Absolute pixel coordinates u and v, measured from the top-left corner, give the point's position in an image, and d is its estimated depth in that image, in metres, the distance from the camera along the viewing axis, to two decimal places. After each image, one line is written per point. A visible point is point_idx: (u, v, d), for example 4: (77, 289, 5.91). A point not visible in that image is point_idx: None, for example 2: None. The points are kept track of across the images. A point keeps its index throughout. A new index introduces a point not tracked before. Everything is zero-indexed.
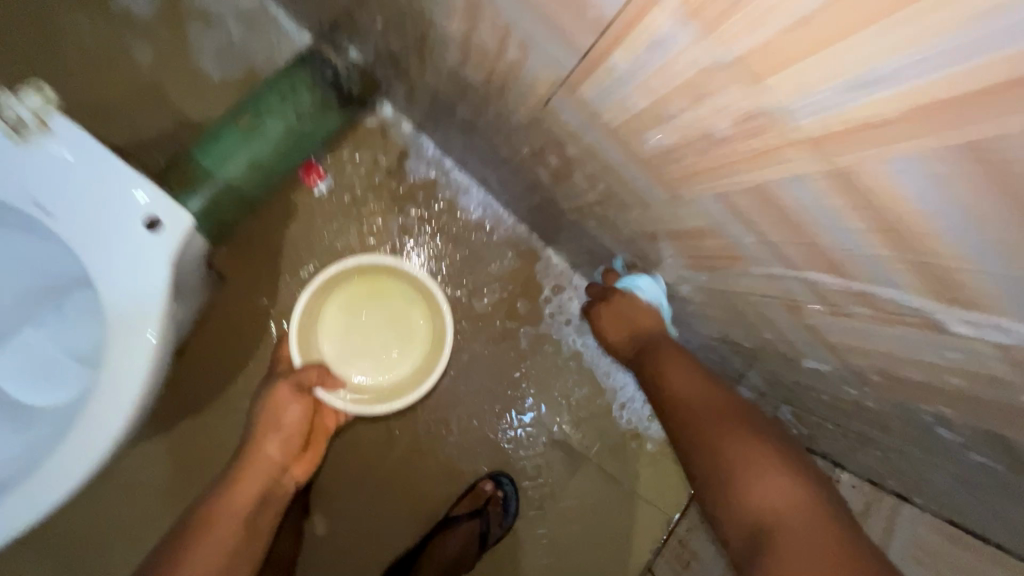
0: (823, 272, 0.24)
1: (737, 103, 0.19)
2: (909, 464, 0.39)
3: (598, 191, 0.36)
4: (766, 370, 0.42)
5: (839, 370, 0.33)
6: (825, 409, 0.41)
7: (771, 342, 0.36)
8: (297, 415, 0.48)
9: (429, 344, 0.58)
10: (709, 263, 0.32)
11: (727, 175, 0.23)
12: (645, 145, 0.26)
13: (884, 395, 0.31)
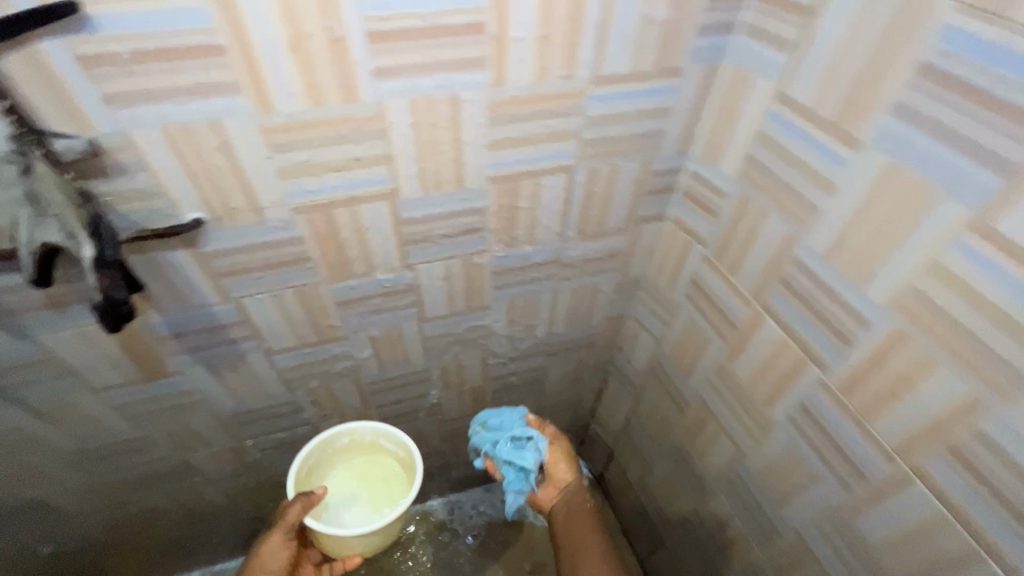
0: (478, 308, 1.13)
1: (435, 304, 1.07)
2: (557, 324, 1.27)
3: (434, 346, 1.21)
4: (510, 346, 1.29)
5: (510, 322, 1.21)
6: (529, 340, 1.29)
7: (497, 336, 1.24)
8: (277, 561, 1.08)
9: (399, 488, 1.21)
10: (472, 327, 1.19)
11: (449, 311, 1.11)
12: (430, 325, 1.13)
13: (522, 314, 1.20)
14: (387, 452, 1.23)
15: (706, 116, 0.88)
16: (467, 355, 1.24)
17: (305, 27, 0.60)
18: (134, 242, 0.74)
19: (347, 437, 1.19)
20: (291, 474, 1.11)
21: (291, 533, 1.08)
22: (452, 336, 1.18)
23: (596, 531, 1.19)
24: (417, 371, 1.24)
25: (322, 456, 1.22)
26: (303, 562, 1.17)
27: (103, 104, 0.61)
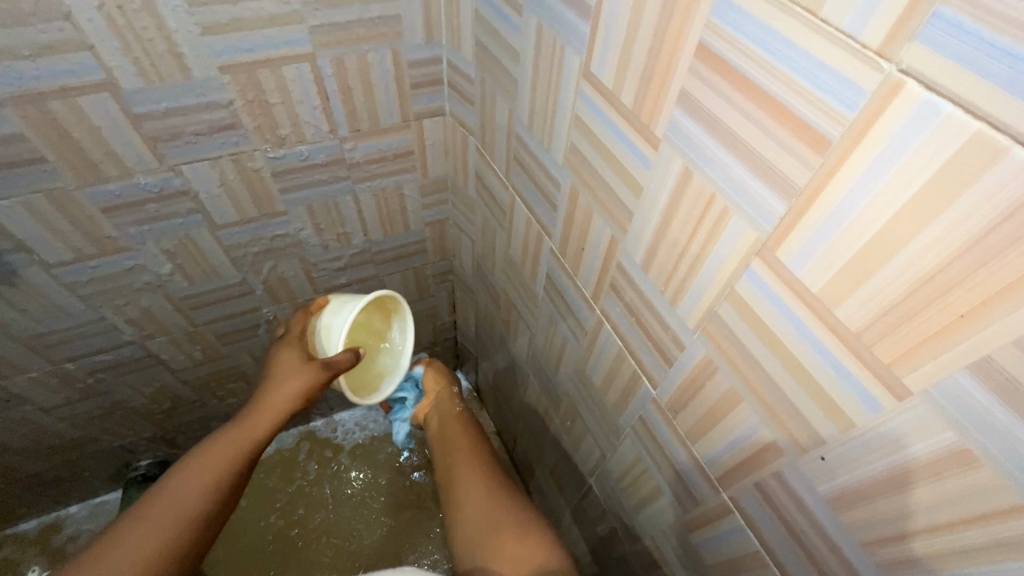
0: (276, 216, 1.15)
1: (223, 213, 1.09)
2: (374, 232, 1.31)
3: (246, 263, 1.22)
4: (332, 258, 1.32)
5: (320, 232, 1.24)
6: (350, 250, 1.33)
7: (312, 248, 1.26)
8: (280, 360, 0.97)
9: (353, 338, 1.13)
10: (279, 239, 1.21)
11: (243, 222, 1.13)
12: (229, 236, 1.14)
13: (330, 224, 1.23)
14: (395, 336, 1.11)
15: (439, 2, 0.90)
16: (284, 266, 1.27)
17: None
18: None
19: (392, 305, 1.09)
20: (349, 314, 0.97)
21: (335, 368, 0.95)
22: (260, 248, 1.20)
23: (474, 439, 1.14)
24: (234, 286, 1.26)
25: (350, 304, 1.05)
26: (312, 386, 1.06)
27: None
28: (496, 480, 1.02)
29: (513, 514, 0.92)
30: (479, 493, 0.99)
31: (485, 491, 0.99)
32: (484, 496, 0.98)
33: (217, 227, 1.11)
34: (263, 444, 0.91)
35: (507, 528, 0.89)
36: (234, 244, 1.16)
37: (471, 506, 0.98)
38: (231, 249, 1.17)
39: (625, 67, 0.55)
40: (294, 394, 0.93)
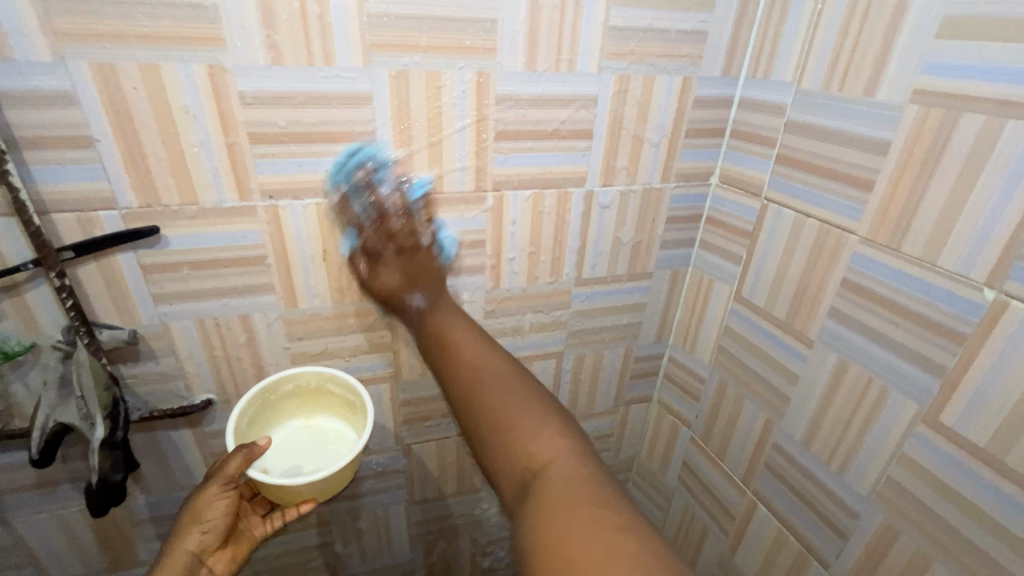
0: (470, 494, 1.10)
1: (426, 490, 1.05)
2: None
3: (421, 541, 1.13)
4: (501, 537, 1.22)
5: (502, 510, 1.16)
6: (522, 530, 1.22)
7: (488, 526, 1.17)
8: (214, 511, 0.66)
9: (324, 436, 0.80)
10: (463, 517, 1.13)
11: (440, 500, 1.08)
12: (420, 513, 1.08)
13: (515, 501, 1.16)
14: (337, 401, 0.79)
15: (677, 313, 0.99)
16: (456, 546, 1.17)
17: (337, 243, 0.73)
18: (142, 422, 0.76)
19: (292, 382, 0.77)
20: (232, 418, 0.69)
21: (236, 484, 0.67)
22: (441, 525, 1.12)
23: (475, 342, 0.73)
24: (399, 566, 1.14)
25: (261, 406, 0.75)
26: (251, 525, 0.73)
27: (150, 299, 0.69)
28: (538, 418, 0.63)
29: (552, 457, 0.59)
30: (530, 435, 0.61)
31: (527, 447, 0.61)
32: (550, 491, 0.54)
33: (414, 503, 1.06)
34: None
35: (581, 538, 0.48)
36: (421, 521, 1.10)
37: (551, 529, 0.50)
38: (416, 526, 1.10)
39: (1014, 435, 0.55)
40: (188, 539, 0.66)
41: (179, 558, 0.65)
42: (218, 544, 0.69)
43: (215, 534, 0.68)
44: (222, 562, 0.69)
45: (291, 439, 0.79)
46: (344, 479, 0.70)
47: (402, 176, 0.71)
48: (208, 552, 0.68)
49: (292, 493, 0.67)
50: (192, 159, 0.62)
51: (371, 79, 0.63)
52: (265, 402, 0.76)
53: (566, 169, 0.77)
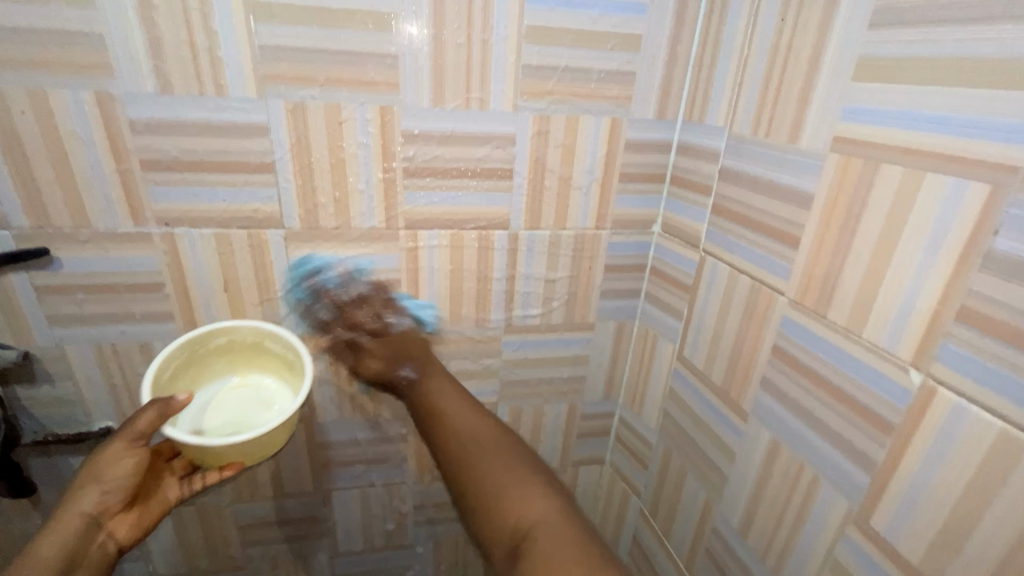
0: (399, 551, 1.02)
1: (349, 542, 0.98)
2: None
3: None
4: None
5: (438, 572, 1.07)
6: None
7: None
8: (119, 472, 0.57)
9: (258, 396, 0.71)
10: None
11: (365, 554, 1.01)
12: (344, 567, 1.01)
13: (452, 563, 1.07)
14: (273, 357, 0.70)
15: (625, 369, 0.91)
16: None
17: (238, 275, 0.71)
18: (37, 445, 0.75)
19: (225, 336, 0.68)
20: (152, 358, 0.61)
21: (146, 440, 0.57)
22: None
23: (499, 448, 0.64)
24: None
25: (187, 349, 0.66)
26: (172, 492, 0.63)
27: (45, 320, 0.68)
28: (523, 474, 0.60)
29: (537, 519, 0.54)
30: (509, 496, 0.58)
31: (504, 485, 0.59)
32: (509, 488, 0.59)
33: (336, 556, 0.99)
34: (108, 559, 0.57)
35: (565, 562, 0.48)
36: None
37: None
38: None
39: (950, 555, 0.44)
40: (84, 498, 0.56)
41: (71, 518, 0.55)
42: (122, 508, 0.58)
43: (118, 493, 0.57)
44: (124, 528, 0.58)
45: (220, 398, 0.70)
46: (278, 443, 0.62)
47: (304, 210, 0.68)
48: (109, 515, 0.57)
49: (215, 455, 0.58)
50: (83, 184, 0.62)
51: (266, 111, 0.62)
52: (194, 356, 0.67)
53: (486, 210, 0.73)
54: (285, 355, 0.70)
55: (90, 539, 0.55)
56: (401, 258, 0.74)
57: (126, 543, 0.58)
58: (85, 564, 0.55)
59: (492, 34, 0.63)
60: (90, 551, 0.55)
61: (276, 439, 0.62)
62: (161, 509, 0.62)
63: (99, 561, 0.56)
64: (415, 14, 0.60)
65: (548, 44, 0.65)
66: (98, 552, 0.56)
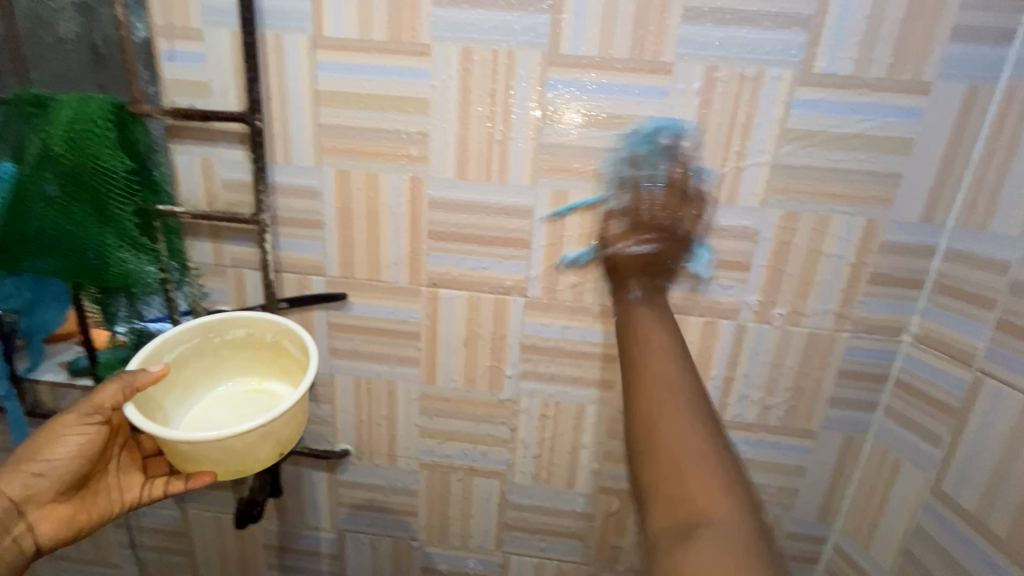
0: None
1: None
2: None
3: None
4: None
5: None
6: None
7: None
8: (54, 454, 0.67)
9: (264, 400, 0.77)
10: None
11: None
12: None
13: None
14: (291, 362, 0.75)
15: (848, 491, 0.81)
16: None
17: (478, 335, 0.79)
18: (294, 455, 0.89)
19: (243, 329, 0.75)
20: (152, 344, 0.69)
21: (100, 417, 0.67)
22: None
23: (673, 355, 0.61)
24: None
25: (201, 348, 0.74)
26: (118, 485, 0.74)
27: (328, 353, 0.83)
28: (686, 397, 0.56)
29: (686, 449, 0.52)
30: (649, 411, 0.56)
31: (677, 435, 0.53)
32: (679, 431, 0.53)
33: None
34: (35, 544, 0.68)
35: (717, 506, 0.48)
36: None
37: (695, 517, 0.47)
38: None
39: None
40: (14, 475, 0.66)
41: None
42: (53, 496, 0.68)
43: (48, 479, 0.67)
44: (45, 518, 0.68)
45: (237, 394, 0.78)
46: (257, 458, 0.66)
47: (546, 283, 0.76)
48: (34, 502, 0.67)
49: (188, 456, 0.64)
50: (384, 246, 0.76)
51: (534, 195, 0.72)
52: (207, 344, 0.75)
53: (717, 299, 0.74)
54: (297, 363, 0.74)
55: (8, 524, 0.66)
56: None
57: (42, 539, 0.68)
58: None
59: (752, 138, 0.66)
60: (8, 533, 0.66)
61: (255, 454, 0.66)
62: (103, 505, 0.73)
63: (15, 545, 0.67)
64: (679, 115, 0.66)
65: (807, 145, 0.66)
66: (20, 533, 0.67)
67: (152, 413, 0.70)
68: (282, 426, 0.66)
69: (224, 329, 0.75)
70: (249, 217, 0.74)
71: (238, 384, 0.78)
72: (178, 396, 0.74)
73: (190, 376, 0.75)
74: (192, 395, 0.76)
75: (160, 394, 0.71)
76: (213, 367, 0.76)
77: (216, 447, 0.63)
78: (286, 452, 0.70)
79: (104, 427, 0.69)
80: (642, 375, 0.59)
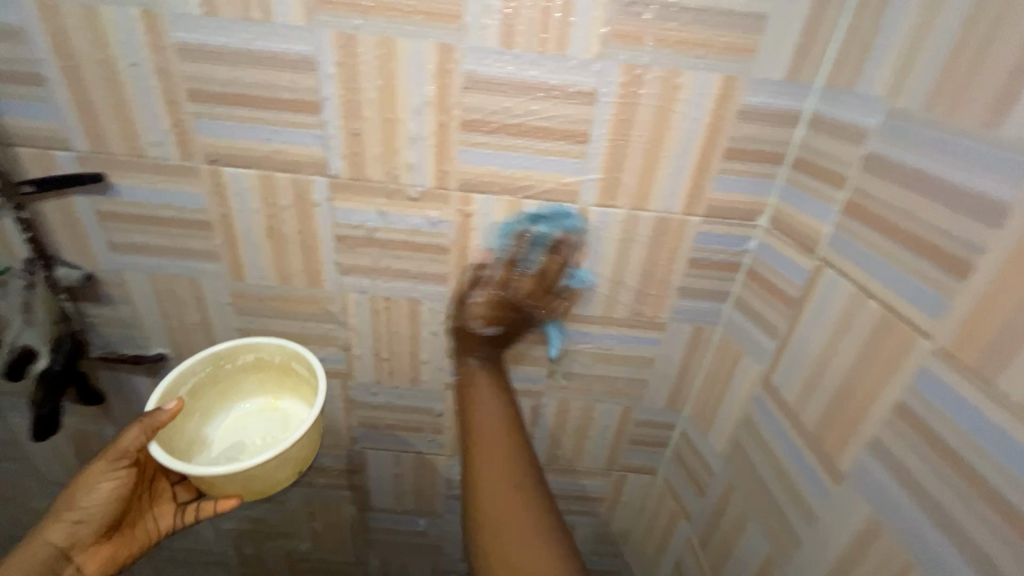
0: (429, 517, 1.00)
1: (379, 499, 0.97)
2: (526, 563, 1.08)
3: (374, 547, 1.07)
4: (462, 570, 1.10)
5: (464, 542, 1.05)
6: None
7: (447, 556, 1.07)
8: (98, 496, 0.67)
9: (269, 408, 0.78)
10: (420, 538, 1.04)
11: (394, 512, 1.00)
12: (373, 518, 1.01)
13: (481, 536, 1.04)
14: (301, 382, 0.74)
15: (697, 382, 0.79)
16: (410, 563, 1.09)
17: (283, 222, 0.67)
18: (103, 361, 0.79)
19: (253, 353, 0.74)
20: (167, 377, 0.68)
21: (129, 460, 0.67)
22: (396, 538, 1.05)
23: (509, 493, 0.60)
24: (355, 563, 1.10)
25: (209, 378, 0.73)
26: (151, 519, 0.74)
27: (107, 245, 0.69)
28: (524, 492, 0.60)
29: None
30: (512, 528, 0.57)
31: (504, 509, 0.58)
32: (506, 504, 0.59)
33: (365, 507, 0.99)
34: None
35: None
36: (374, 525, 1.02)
37: None
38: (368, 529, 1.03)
39: None
40: (59, 521, 0.66)
41: (41, 547, 0.65)
42: (94, 539, 0.69)
43: (88, 523, 0.67)
44: (92, 560, 0.68)
45: (252, 416, 0.77)
46: (276, 480, 0.67)
47: (351, 159, 0.62)
48: (78, 547, 0.67)
49: (213, 485, 0.64)
50: (136, 111, 0.59)
51: (314, 42, 0.55)
52: (218, 371, 0.74)
53: (553, 177, 0.62)
54: (306, 382, 0.75)
55: (57, 569, 0.66)
56: (452, 224, 0.66)
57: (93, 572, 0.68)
58: None
59: None
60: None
61: (273, 478, 0.66)
62: (142, 535, 0.73)
63: None
64: None
65: None
66: None
67: (175, 441, 0.71)
68: (302, 447, 0.67)
69: (235, 354, 0.74)
70: None
71: (248, 403, 0.78)
72: (198, 419, 0.74)
73: (208, 402, 0.75)
74: (210, 416, 0.76)
75: (177, 424, 0.71)
76: (241, 378, 0.77)
77: (265, 468, 0.64)
78: (305, 469, 0.71)
79: (134, 468, 0.69)
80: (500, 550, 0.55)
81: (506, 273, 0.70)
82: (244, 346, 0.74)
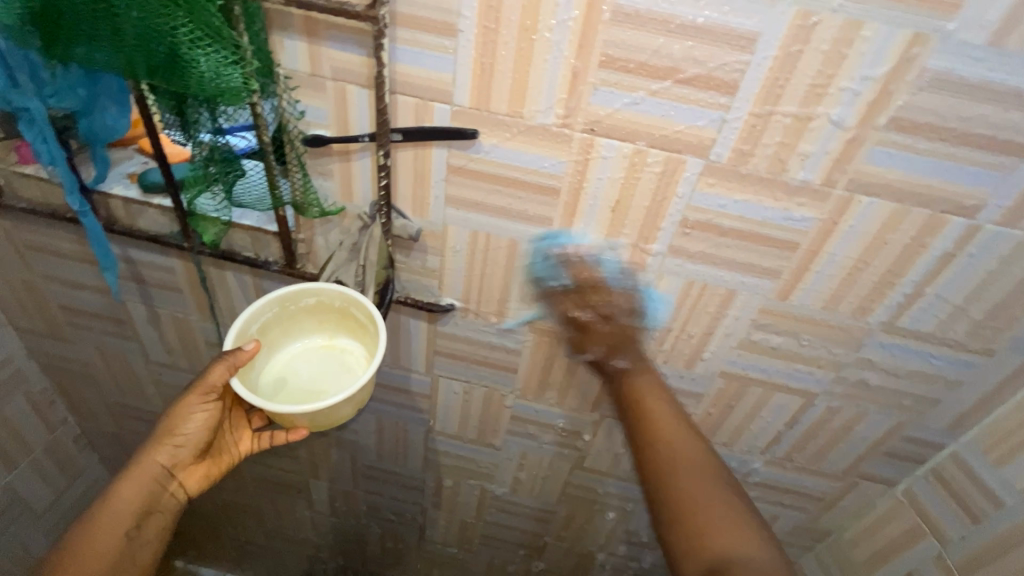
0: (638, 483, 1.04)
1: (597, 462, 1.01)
2: None
3: (568, 500, 1.13)
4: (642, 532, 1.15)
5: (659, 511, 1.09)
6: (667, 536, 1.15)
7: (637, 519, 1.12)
8: (190, 428, 0.72)
9: (327, 347, 0.76)
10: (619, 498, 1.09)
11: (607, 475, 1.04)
12: (581, 475, 1.06)
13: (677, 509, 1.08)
14: (364, 328, 0.72)
15: (997, 411, 0.75)
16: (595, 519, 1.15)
17: (634, 197, 0.65)
18: (394, 303, 0.82)
19: (314, 296, 0.72)
20: (235, 323, 0.68)
21: (215, 392, 0.71)
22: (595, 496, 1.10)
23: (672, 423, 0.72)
24: (542, 510, 1.17)
25: (275, 318, 0.72)
26: (232, 441, 0.79)
27: (444, 199, 0.70)
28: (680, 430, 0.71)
29: (706, 496, 0.68)
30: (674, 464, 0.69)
31: (649, 408, 0.73)
32: (687, 442, 0.71)
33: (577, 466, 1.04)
34: (180, 509, 0.75)
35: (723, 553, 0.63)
36: (579, 482, 1.07)
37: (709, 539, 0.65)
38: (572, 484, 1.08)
39: None
40: (161, 445, 0.72)
41: (148, 468, 0.72)
42: (192, 459, 0.75)
43: (187, 448, 0.73)
44: (193, 477, 0.75)
45: (312, 353, 0.76)
46: (340, 414, 0.68)
47: (742, 146, 0.58)
48: (180, 467, 0.74)
49: (286, 418, 0.67)
50: (536, 73, 0.57)
51: (771, 18, 0.50)
52: (285, 313, 0.73)
53: (960, 192, 0.57)
54: (366, 327, 0.73)
55: (161, 488, 0.72)
56: (817, 222, 0.63)
57: (193, 489, 0.75)
58: (161, 505, 0.73)
59: None
60: (165, 496, 0.73)
61: (339, 412, 0.68)
62: (228, 460, 0.79)
63: (173, 503, 0.74)
64: None
65: None
66: (170, 501, 0.74)
67: (248, 376, 0.72)
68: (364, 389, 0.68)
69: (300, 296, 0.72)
70: (361, 12, 0.54)
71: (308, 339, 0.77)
72: (266, 354, 0.74)
73: (274, 337, 0.74)
74: (277, 351, 0.75)
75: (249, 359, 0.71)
76: (299, 320, 0.75)
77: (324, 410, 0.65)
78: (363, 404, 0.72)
79: (219, 399, 0.73)
80: (672, 466, 0.69)
81: (850, 273, 0.66)
82: (306, 290, 0.71)
